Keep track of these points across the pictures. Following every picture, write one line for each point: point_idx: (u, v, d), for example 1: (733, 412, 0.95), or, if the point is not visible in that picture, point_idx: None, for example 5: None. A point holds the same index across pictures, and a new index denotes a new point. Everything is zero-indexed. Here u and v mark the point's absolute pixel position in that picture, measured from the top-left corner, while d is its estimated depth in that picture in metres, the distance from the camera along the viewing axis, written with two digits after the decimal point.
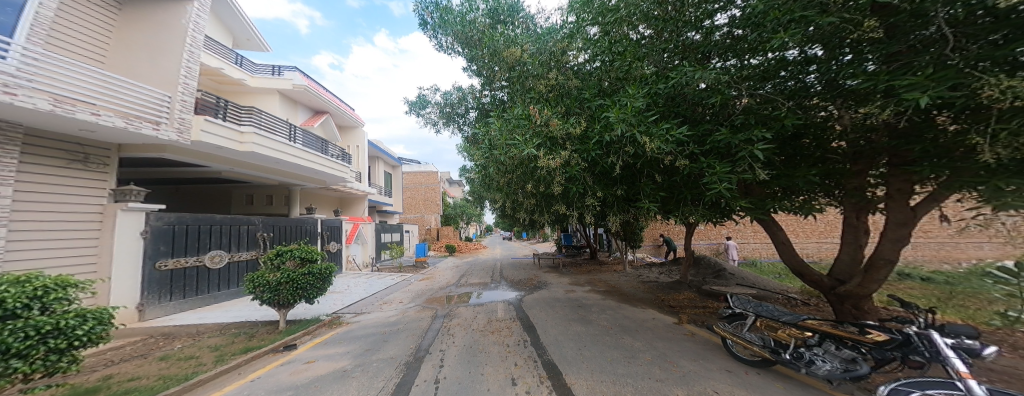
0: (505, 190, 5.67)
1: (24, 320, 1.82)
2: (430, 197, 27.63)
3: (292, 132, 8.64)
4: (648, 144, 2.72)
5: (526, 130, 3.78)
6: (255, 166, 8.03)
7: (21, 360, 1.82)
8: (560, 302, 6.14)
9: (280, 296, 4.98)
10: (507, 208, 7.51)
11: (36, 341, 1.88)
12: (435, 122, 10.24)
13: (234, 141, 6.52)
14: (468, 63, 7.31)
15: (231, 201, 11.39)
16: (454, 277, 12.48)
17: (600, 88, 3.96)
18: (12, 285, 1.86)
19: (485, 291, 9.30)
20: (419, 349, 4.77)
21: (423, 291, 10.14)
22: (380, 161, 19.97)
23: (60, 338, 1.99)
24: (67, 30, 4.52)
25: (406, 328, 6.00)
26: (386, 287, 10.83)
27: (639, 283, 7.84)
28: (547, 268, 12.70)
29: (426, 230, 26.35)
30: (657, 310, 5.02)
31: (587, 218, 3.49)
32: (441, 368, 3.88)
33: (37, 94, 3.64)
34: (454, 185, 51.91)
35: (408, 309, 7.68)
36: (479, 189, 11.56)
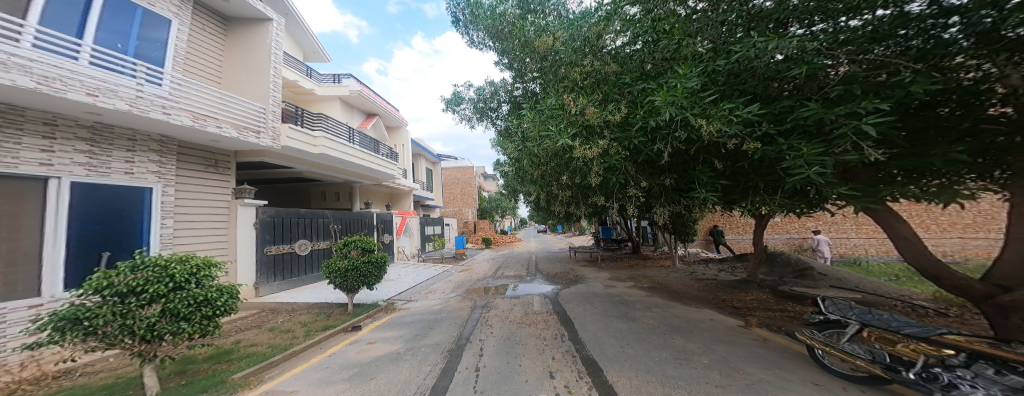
0: (540, 182, 5.61)
1: (187, 292, 2.30)
2: (466, 191, 28.45)
3: (351, 136, 9.34)
4: (708, 128, 2.47)
5: (561, 119, 3.70)
6: (326, 167, 8.83)
7: (186, 322, 2.30)
8: (599, 298, 5.98)
9: (348, 282, 5.44)
10: (542, 201, 7.48)
11: (196, 307, 2.36)
12: (469, 119, 10.49)
13: (308, 144, 7.12)
14: (500, 56, 7.32)
15: (311, 198, 12.64)
16: (492, 270, 12.73)
17: (642, 71, 3.70)
18: (177, 264, 2.35)
19: (521, 284, 9.37)
20: (461, 338, 4.94)
21: (463, 282, 10.51)
22: (423, 158, 20.99)
23: (209, 307, 2.44)
24: (195, 56, 5.40)
25: (448, 317, 6.26)
26: (431, 278, 11.38)
27: (692, 281, 7.40)
28: (584, 261, 12.50)
29: (463, 223, 27.19)
30: (716, 310, 4.68)
31: (630, 210, 3.29)
32: (481, 358, 3.97)
33: (181, 113, 4.52)
34: (489, 179, 53.03)
35: (450, 299, 8.03)
36: (513, 183, 11.62)
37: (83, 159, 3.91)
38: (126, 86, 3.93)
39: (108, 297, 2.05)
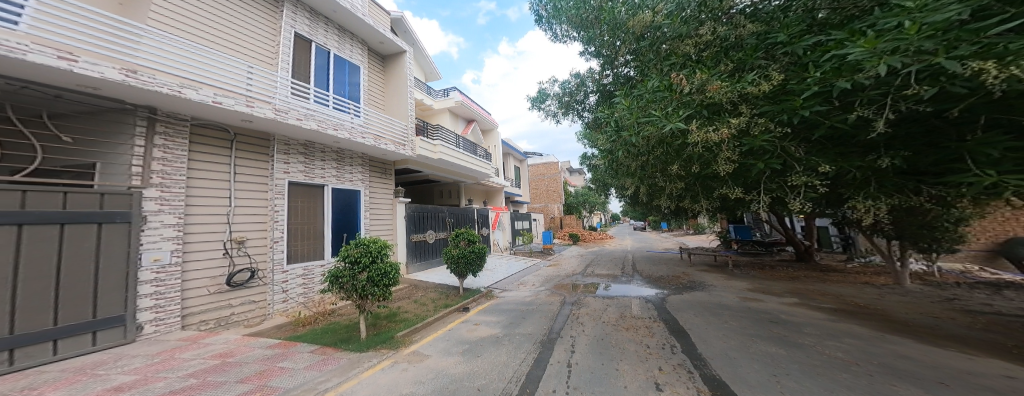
0: (637, 174, 5.16)
1: (382, 265, 5.19)
2: (553, 187, 28.43)
3: (457, 142, 11.29)
4: (1006, 75, 1.63)
5: (670, 102, 3.55)
6: (444, 170, 10.93)
7: (379, 285, 5.09)
8: (729, 312, 5.05)
9: (458, 268, 7.30)
10: (641, 196, 6.87)
11: (385, 274, 5.19)
12: (554, 114, 10.41)
13: (431, 151, 9.01)
14: (586, 45, 7.02)
15: (433, 196, 14.90)
16: (578, 267, 12.58)
17: (814, 21, 3.07)
18: (371, 244, 5.21)
19: (615, 284, 8.86)
20: (551, 331, 4.98)
21: (552, 276, 10.71)
22: (511, 157, 22.02)
23: (389, 276, 5.23)
24: (370, 90, 7.93)
25: (538, 310, 6.41)
26: (522, 270, 11.99)
27: (904, 308, 5.32)
28: (698, 266, 10.92)
29: (550, 219, 27.20)
30: (985, 359, 3.11)
31: (796, 203, 2.62)
32: (572, 354, 3.91)
33: (371, 135, 6.87)
34: (576, 174, 52.16)
35: (540, 292, 8.28)
36: (604, 177, 10.99)
37: (334, 172, 6.51)
38: (347, 122, 6.32)
39: (348, 263, 5.01)
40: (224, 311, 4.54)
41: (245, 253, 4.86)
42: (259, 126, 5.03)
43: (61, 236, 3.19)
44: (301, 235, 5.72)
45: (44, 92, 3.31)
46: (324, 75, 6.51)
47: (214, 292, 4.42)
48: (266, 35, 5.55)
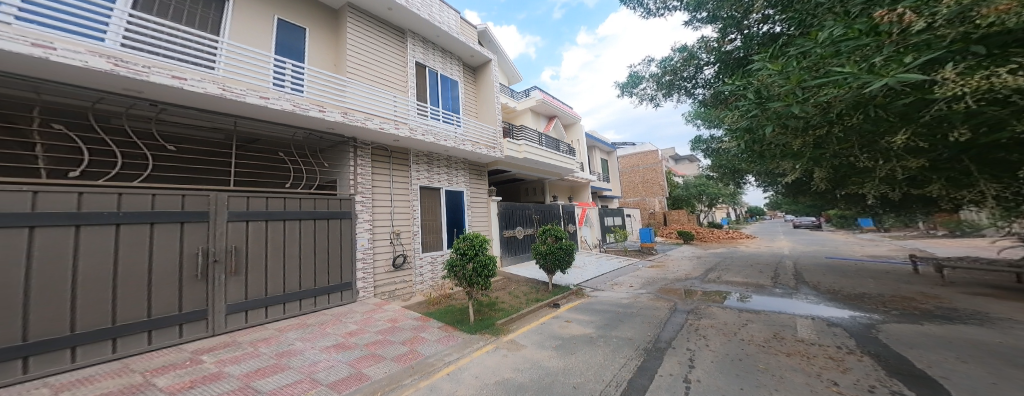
0: (812, 154, 3.65)
1: (485, 257, 5.90)
2: (652, 179, 25.30)
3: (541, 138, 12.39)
4: None
5: (876, 50, 2.33)
6: (529, 170, 12.25)
7: (483, 277, 5.85)
8: (963, 358, 3.47)
9: (548, 264, 7.68)
10: (817, 184, 5.17)
11: (486, 266, 5.90)
12: (653, 97, 9.22)
13: (517, 152, 10.32)
14: (701, 10, 6.06)
15: (520, 193, 15.72)
16: (694, 270, 10.88)
17: None
18: (472, 240, 5.99)
19: (749, 295, 7.22)
20: (659, 340, 4.67)
21: (655, 279, 9.69)
22: (598, 149, 21.06)
23: (489, 268, 5.92)
24: (466, 102, 9.77)
25: (640, 314, 6.04)
26: (616, 269, 11.27)
27: None
28: (879, 277, 8.05)
29: (649, 214, 24.37)
30: None
31: None
32: (690, 369, 3.57)
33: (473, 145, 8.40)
34: (681, 162, 45.69)
35: (641, 295, 7.65)
36: (732, 162, 8.98)
37: (423, 173, 7.64)
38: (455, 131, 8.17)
39: (455, 253, 5.93)
40: (395, 285, 6.47)
41: (399, 241, 6.70)
42: (402, 143, 7.00)
43: (330, 229, 5.36)
44: (429, 231, 7.62)
45: (316, 136, 5.89)
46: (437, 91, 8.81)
47: (386, 270, 6.30)
48: (401, 76, 7.83)
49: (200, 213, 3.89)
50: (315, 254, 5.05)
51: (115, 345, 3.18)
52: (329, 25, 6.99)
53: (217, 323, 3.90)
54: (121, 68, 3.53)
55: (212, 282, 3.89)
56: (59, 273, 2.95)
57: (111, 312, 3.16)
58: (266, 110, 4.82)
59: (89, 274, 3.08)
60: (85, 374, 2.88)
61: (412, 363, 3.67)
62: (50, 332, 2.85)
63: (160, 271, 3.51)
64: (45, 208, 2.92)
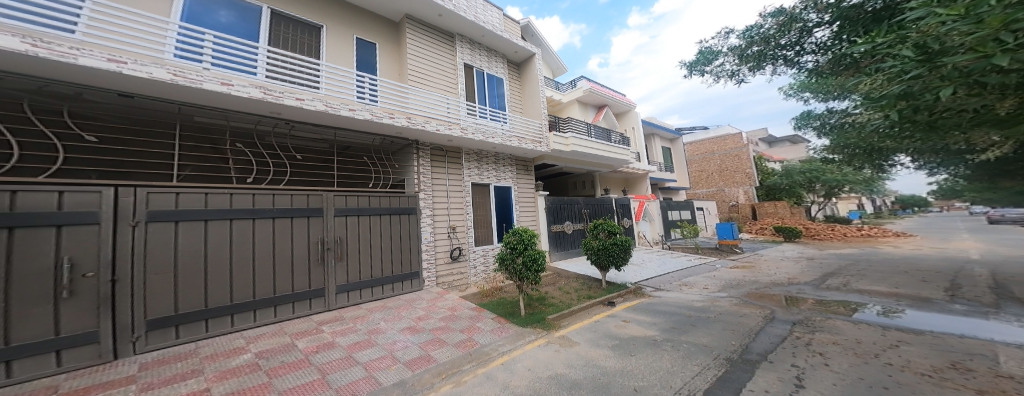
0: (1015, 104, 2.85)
1: (532, 251, 5.78)
2: (735, 165, 21.49)
3: (589, 129, 12.08)
4: None
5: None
6: (575, 162, 12.02)
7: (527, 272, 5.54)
8: None
9: (601, 261, 7.38)
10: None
11: None
12: (734, 72, 7.85)
13: (562, 145, 10.25)
14: None
15: (568, 187, 15.60)
16: (803, 274, 8.97)
17: None
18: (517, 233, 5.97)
19: (877, 306, 5.77)
20: (747, 351, 3.93)
21: (738, 281, 8.48)
22: (657, 137, 19.71)
23: (534, 263, 5.62)
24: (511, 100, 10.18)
25: (720, 320, 5.33)
26: (682, 268, 10.29)
27: None
28: None
29: (731, 207, 21.13)
30: None
31: None
32: (794, 384, 2.87)
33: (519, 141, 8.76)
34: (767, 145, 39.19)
35: (719, 299, 6.76)
36: (860, 140, 7.12)
37: (474, 170, 8.21)
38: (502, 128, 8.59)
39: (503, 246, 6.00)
40: (453, 275, 7.08)
41: (452, 236, 7.24)
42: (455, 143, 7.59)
43: (402, 223, 6.21)
44: (479, 225, 8.20)
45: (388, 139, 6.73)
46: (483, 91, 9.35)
47: (445, 262, 6.95)
48: (452, 80, 8.47)
49: (313, 209, 4.94)
50: (392, 245, 5.92)
51: (275, 311, 4.36)
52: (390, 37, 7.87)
53: (330, 301, 4.94)
54: (266, 95, 4.58)
55: (323, 265, 4.91)
56: (227, 256, 4.02)
57: (272, 284, 4.35)
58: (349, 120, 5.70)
59: (260, 256, 4.29)
60: (264, 330, 4.08)
61: (469, 351, 3.97)
62: (241, 298, 4.08)
63: (297, 255, 4.67)
64: (235, 205, 4.15)
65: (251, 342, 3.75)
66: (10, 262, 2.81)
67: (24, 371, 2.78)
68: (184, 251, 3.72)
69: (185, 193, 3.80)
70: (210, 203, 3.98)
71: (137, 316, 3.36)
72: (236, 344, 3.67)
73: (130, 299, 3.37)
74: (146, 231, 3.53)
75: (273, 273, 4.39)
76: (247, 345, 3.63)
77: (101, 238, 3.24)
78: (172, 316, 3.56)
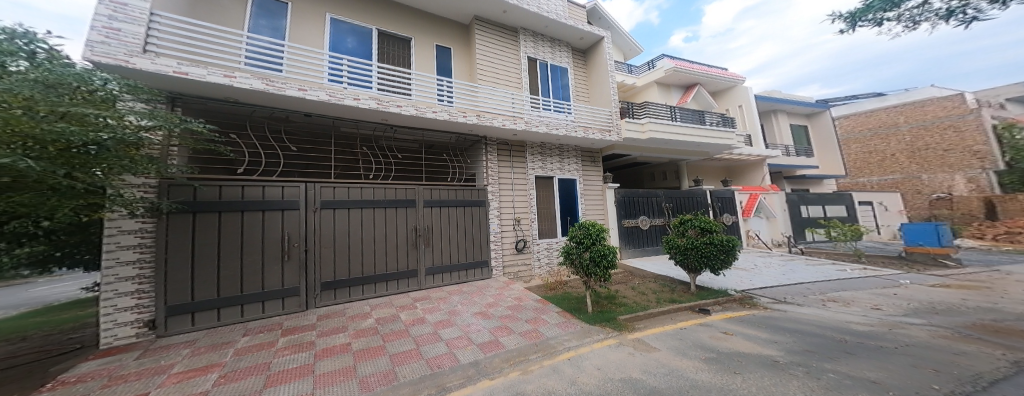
0: None
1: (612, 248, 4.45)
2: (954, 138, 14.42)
3: (674, 112, 11.04)
4: None
5: None
6: (655, 150, 11.54)
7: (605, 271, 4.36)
8: None
9: (689, 261, 5.71)
10: None
11: (608, 259, 4.35)
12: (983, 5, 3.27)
13: (641, 131, 9.93)
14: None
15: (645, 179, 15.24)
16: None
17: None
18: (581, 228, 4.60)
19: None
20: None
21: (943, 302, 5.53)
22: (783, 113, 16.23)
23: (610, 261, 4.38)
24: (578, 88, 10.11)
25: (909, 350, 3.36)
26: (820, 277, 7.72)
27: None
28: None
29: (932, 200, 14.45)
30: None
31: None
32: None
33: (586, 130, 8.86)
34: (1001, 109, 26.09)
35: (901, 323, 4.46)
36: None
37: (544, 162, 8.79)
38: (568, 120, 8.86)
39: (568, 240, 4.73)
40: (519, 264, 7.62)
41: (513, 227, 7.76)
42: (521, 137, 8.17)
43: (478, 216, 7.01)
44: (545, 217, 8.61)
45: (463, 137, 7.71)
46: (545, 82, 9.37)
47: (512, 251, 7.53)
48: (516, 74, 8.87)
49: (412, 201, 6.05)
50: (471, 234, 6.88)
51: (387, 287, 5.58)
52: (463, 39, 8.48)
53: (423, 282, 6.02)
54: (381, 105, 5.80)
55: (419, 250, 6.04)
56: (350, 240, 5.27)
57: (383, 259, 5.48)
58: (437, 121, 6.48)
59: (377, 238, 5.49)
60: (379, 301, 5.26)
61: (535, 342, 3.84)
62: (365, 273, 5.37)
63: (400, 237, 5.76)
64: (356, 198, 5.38)
65: (372, 311, 4.83)
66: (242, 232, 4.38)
67: (263, 308, 4.43)
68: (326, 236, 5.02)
69: (339, 187, 5.23)
70: (350, 193, 5.35)
71: (309, 281, 4.80)
72: (363, 312, 4.81)
73: (302, 266, 4.79)
74: (313, 213, 4.97)
75: (384, 251, 5.57)
76: (370, 312, 4.78)
77: (283, 222, 4.69)
78: (332, 282, 4.98)
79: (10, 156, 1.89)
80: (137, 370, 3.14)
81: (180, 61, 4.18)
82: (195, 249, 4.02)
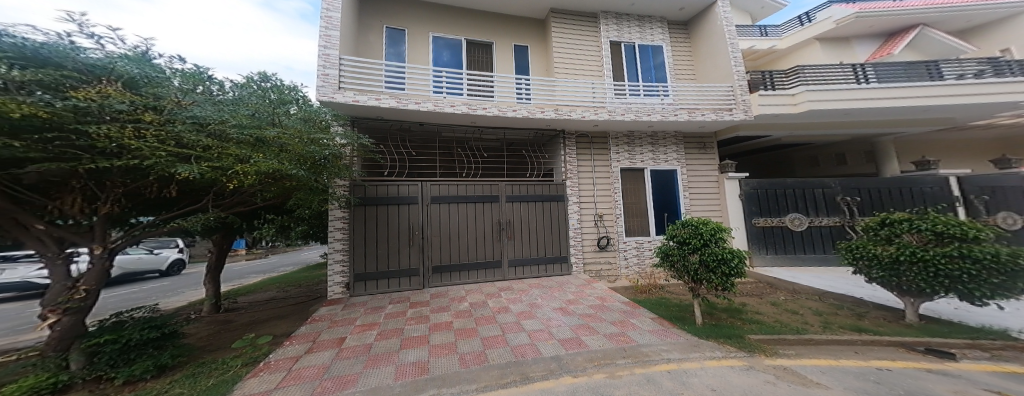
0: None
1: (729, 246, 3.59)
2: None
3: (863, 72, 7.00)
4: None
5: None
6: (826, 125, 7.75)
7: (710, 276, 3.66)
8: None
9: (908, 281, 3.20)
10: None
11: (717, 261, 3.63)
12: None
13: (789, 105, 6.98)
14: None
15: (794, 168, 10.58)
16: None
17: None
18: (701, 226, 3.78)
19: None
20: None
21: None
22: None
23: (729, 267, 3.60)
24: (676, 67, 8.47)
25: None
26: None
27: None
28: None
29: None
30: None
31: None
32: None
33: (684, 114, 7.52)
34: None
35: None
36: None
37: (650, 155, 7.88)
38: (658, 104, 7.63)
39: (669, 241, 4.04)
40: (603, 267, 7.36)
41: (602, 225, 7.50)
42: (602, 127, 7.43)
43: (547, 211, 7.27)
44: (633, 215, 7.73)
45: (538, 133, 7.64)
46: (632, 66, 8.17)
47: (594, 250, 7.32)
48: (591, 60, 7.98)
49: (490, 196, 6.91)
50: (552, 230, 7.18)
51: (475, 275, 6.76)
52: (539, 37, 8.49)
53: (504, 274, 6.78)
54: (469, 109, 6.60)
55: (499, 242, 6.90)
56: (437, 231, 6.56)
57: (475, 250, 6.41)
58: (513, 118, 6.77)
59: (464, 229, 6.64)
60: (473, 286, 6.50)
61: (624, 346, 3.24)
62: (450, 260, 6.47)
63: (485, 230, 6.83)
64: (444, 194, 6.67)
65: (467, 296, 5.66)
66: (396, 218, 6.35)
67: (395, 283, 6.29)
68: (422, 225, 6.44)
69: (442, 186, 6.67)
70: (447, 189, 6.71)
71: (424, 266, 6.48)
72: (460, 295, 5.78)
73: (422, 246, 6.43)
74: (426, 207, 6.61)
75: (471, 244, 6.66)
76: (466, 296, 5.63)
77: (401, 215, 6.36)
78: (439, 267, 6.49)
79: (290, 167, 3.28)
80: (343, 311, 4.96)
81: (354, 94, 5.99)
82: (365, 237, 6.08)
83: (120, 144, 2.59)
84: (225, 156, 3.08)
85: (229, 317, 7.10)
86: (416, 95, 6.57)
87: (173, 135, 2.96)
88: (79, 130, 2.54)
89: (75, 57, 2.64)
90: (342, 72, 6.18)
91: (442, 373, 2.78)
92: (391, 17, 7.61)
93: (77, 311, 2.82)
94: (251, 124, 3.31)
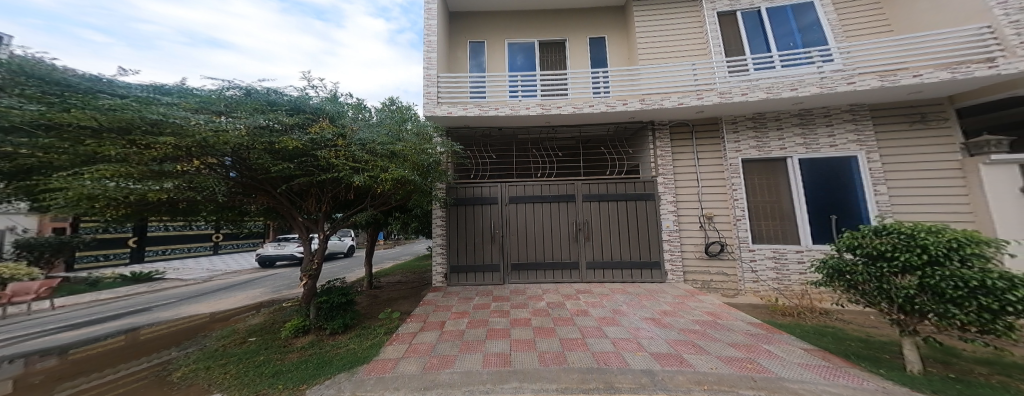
0: None
1: (952, 271, 2.33)
2: None
3: None
4: None
5: None
6: None
7: (958, 308, 2.31)
8: None
9: None
10: None
11: (969, 293, 2.26)
12: None
13: None
14: None
15: None
16: None
17: None
18: (929, 235, 2.53)
19: None
20: None
21: None
22: None
23: (989, 298, 2.20)
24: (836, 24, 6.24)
25: None
26: None
27: None
28: None
29: None
30: None
31: None
32: None
33: (867, 78, 5.13)
34: None
35: None
36: None
37: (800, 141, 5.87)
38: (812, 74, 5.65)
39: (862, 256, 2.82)
40: (707, 276, 6.09)
41: (715, 227, 6.18)
42: (710, 113, 6.20)
43: (644, 210, 6.41)
44: (766, 215, 5.95)
45: (621, 127, 6.92)
46: (762, 41, 6.58)
47: (699, 257, 6.16)
48: (693, 40, 6.79)
49: (568, 195, 6.54)
50: (640, 229, 6.37)
51: (575, 274, 6.41)
52: (620, 22, 7.78)
53: (586, 274, 6.36)
54: (545, 109, 6.30)
55: (581, 244, 6.43)
56: (546, 230, 6.55)
57: (550, 249, 6.49)
58: (589, 115, 6.32)
59: (543, 230, 6.53)
60: (550, 286, 6.27)
61: (752, 375, 2.92)
62: (568, 257, 6.46)
63: (561, 231, 6.50)
64: (546, 192, 6.58)
65: (545, 295, 5.73)
66: (480, 220, 6.63)
67: (484, 277, 6.56)
68: (547, 218, 6.54)
69: (525, 186, 6.66)
70: (526, 191, 6.65)
71: (505, 262, 6.56)
72: (538, 294, 5.78)
73: (516, 245, 6.58)
74: (505, 207, 6.66)
75: (547, 243, 6.49)
76: (543, 296, 5.65)
77: (505, 215, 6.61)
78: (519, 264, 6.52)
79: (408, 174, 4.01)
80: (438, 309, 5.20)
81: (450, 107, 6.44)
82: (457, 237, 6.59)
83: (332, 163, 3.97)
84: (370, 165, 4.03)
85: (378, 293, 7.56)
86: (497, 102, 6.53)
87: (350, 152, 4.17)
88: (309, 155, 4.05)
89: (306, 103, 4.33)
90: (440, 89, 6.73)
91: (526, 368, 3.16)
92: (473, 32, 7.95)
93: (312, 275, 4.77)
94: (388, 141, 4.27)
